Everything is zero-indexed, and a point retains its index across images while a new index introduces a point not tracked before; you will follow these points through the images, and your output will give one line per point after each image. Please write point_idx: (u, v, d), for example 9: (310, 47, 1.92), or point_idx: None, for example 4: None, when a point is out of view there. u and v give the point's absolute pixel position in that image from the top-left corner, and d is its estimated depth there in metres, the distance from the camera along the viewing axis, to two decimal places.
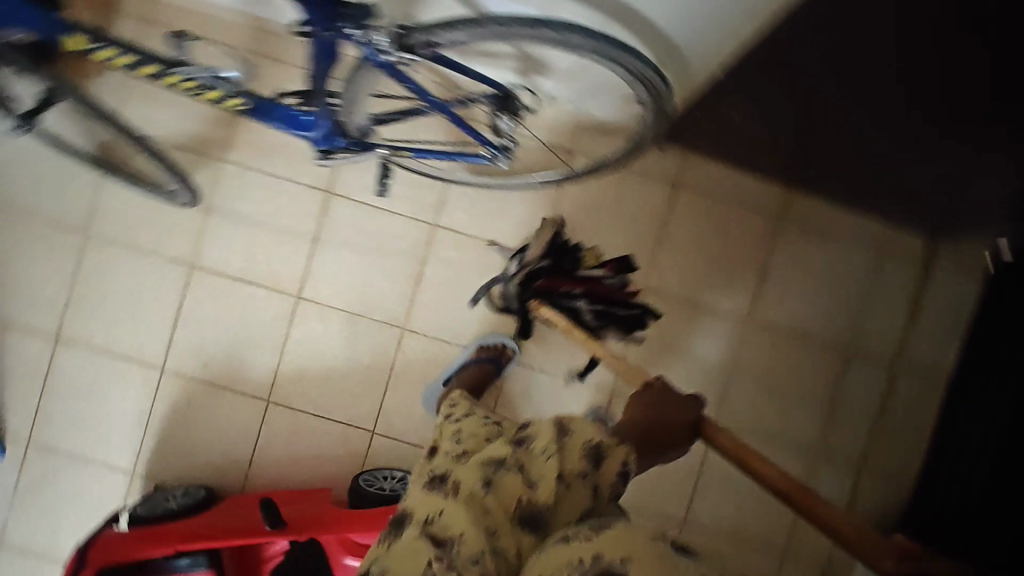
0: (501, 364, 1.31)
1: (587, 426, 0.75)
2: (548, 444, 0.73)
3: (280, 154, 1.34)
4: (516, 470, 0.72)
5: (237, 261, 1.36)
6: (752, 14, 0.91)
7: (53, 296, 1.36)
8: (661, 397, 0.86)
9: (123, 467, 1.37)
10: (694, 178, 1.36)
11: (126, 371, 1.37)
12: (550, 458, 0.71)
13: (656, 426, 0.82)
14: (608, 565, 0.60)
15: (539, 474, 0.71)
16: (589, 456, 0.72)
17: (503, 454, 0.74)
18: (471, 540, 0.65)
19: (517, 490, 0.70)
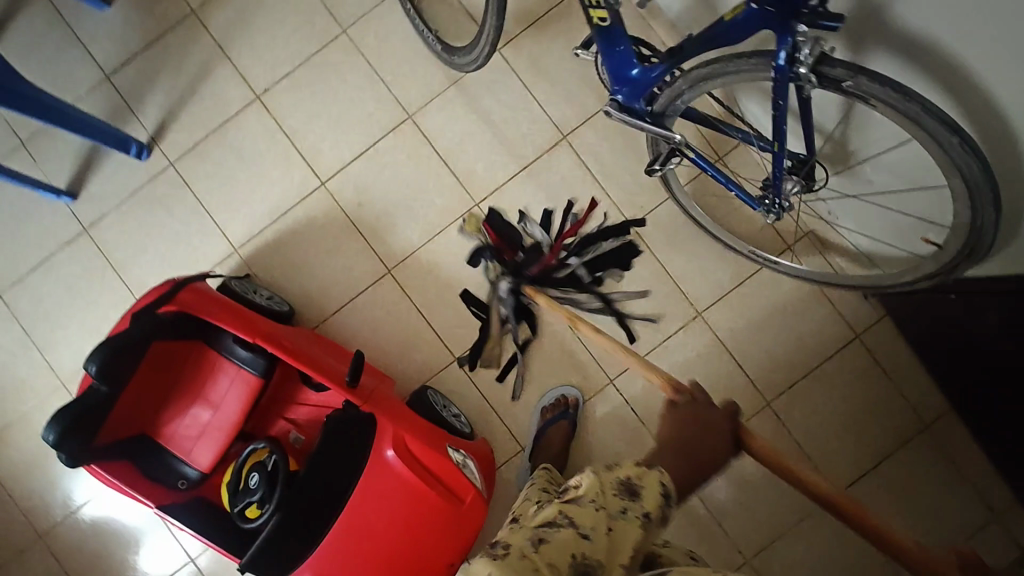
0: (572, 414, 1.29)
1: (631, 470, 0.68)
2: (597, 492, 0.63)
3: (549, 78, 1.34)
4: (568, 524, 0.60)
5: (447, 138, 1.35)
6: None
7: (277, 63, 1.36)
8: (700, 411, 0.89)
9: (231, 239, 1.35)
10: (874, 341, 1.33)
11: (291, 163, 1.36)
12: (598, 508, 0.62)
13: (689, 453, 0.83)
14: None
15: (586, 524, 0.60)
16: (625, 493, 0.65)
17: (551, 514, 0.62)
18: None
19: (573, 547, 0.58)
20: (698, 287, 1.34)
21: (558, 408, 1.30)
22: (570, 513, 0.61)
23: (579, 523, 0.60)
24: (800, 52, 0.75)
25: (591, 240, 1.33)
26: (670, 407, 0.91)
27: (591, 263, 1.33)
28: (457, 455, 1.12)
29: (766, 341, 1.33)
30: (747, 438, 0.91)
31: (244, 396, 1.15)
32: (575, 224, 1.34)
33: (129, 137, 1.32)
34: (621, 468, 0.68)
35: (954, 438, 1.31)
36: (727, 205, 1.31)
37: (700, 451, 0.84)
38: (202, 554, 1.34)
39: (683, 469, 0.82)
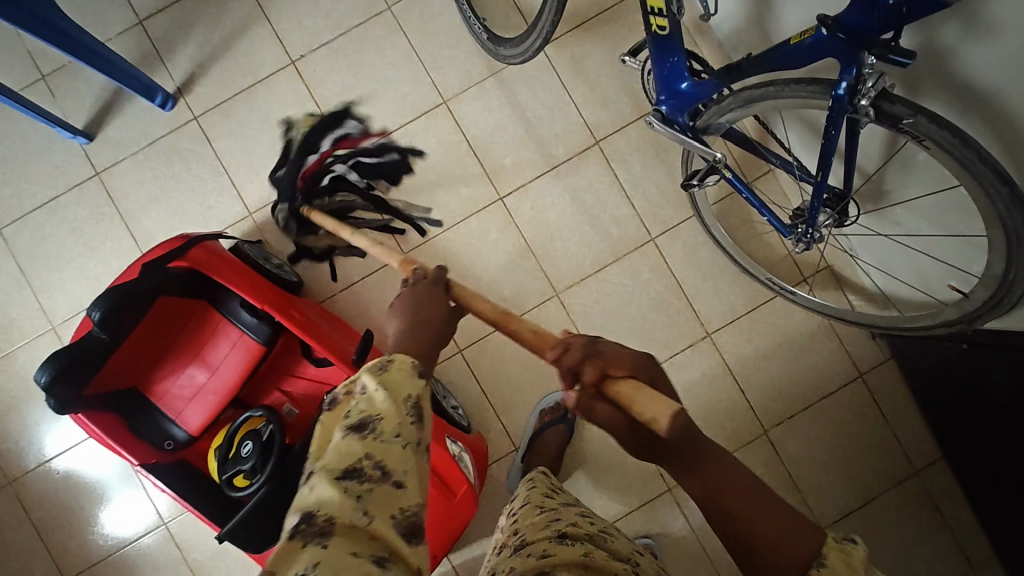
0: (570, 421, 1.27)
1: (409, 373, 0.61)
2: (398, 424, 0.56)
3: (589, 82, 1.33)
4: (379, 478, 0.54)
5: (479, 129, 1.33)
6: None
7: (317, 30, 1.34)
8: (417, 294, 0.74)
9: (246, 202, 1.32)
10: (876, 383, 1.33)
11: (318, 133, 1.33)
12: (405, 446, 0.56)
13: (416, 321, 0.70)
14: None
15: (400, 470, 0.55)
16: (417, 414, 0.59)
17: (355, 456, 0.55)
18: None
19: (386, 503, 0.54)
20: (710, 308, 1.34)
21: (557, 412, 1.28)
22: (382, 462, 0.55)
23: (393, 472, 0.55)
24: (863, 84, 0.76)
25: (360, 154, 1.33)
26: (397, 295, 0.76)
27: (360, 171, 1.33)
28: (453, 447, 1.10)
29: (770, 369, 1.33)
30: (456, 290, 0.75)
31: (243, 362, 1.12)
32: (344, 136, 1.34)
33: (156, 86, 1.29)
34: (394, 368, 0.61)
35: (943, 487, 1.32)
36: (748, 230, 1.32)
37: (433, 322, 0.70)
38: (175, 518, 1.30)
39: (427, 347, 0.68)
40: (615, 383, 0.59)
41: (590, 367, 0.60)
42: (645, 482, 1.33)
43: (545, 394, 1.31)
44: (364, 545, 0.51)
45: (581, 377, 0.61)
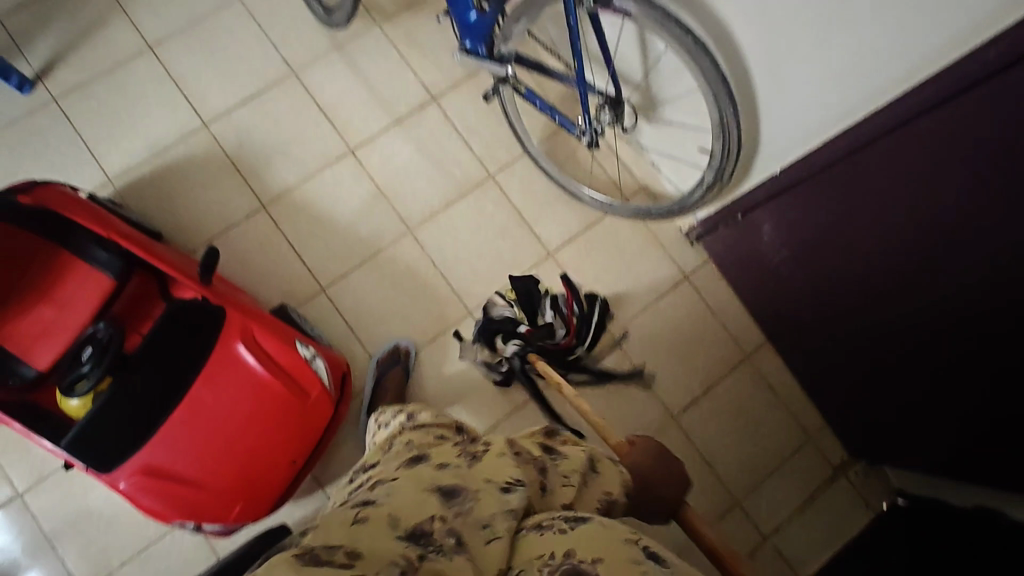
0: (405, 365, 1.36)
1: (620, 478, 0.70)
2: (574, 470, 0.67)
3: (422, 50, 1.54)
4: (534, 469, 0.65)
5: (328, 94, 1.50)
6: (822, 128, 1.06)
7: (173, 19, 1.49)
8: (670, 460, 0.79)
9: (108, 171, 1.41)
10: (700, 282, 1.51)
11: (177, 106, 1.45)
12: (570, 483, 0.66)
13: (648, 478, 0.77)
14: (575, 565, 0.52)
15: (553, 486, 0.65)
16: (605, 507, 0.67)
17: (536, 452, 0.68)
18: (479, 538, 0.54)
19: (530, 482, 0.63)
20: (550, 231, 1.50)
21: (391, 356, 1.37)
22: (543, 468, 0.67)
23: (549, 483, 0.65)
24: None
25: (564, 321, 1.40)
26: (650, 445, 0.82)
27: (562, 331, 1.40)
28: (307, 352, 1.16)
29: (608, 279, 1.49)
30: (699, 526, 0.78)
31: (95, 295, 1.17)
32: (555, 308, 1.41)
33: (13, 69, 1.38)
34: (617, 469, 0.72)
35: (772, 365, 1.49)
36: (571, 160, 1.51)
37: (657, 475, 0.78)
38: (31, 488, 1.27)
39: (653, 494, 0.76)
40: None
41: None
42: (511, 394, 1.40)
43: (382, 343, 1.40)
44: (498, 477, 0.61)
45: None
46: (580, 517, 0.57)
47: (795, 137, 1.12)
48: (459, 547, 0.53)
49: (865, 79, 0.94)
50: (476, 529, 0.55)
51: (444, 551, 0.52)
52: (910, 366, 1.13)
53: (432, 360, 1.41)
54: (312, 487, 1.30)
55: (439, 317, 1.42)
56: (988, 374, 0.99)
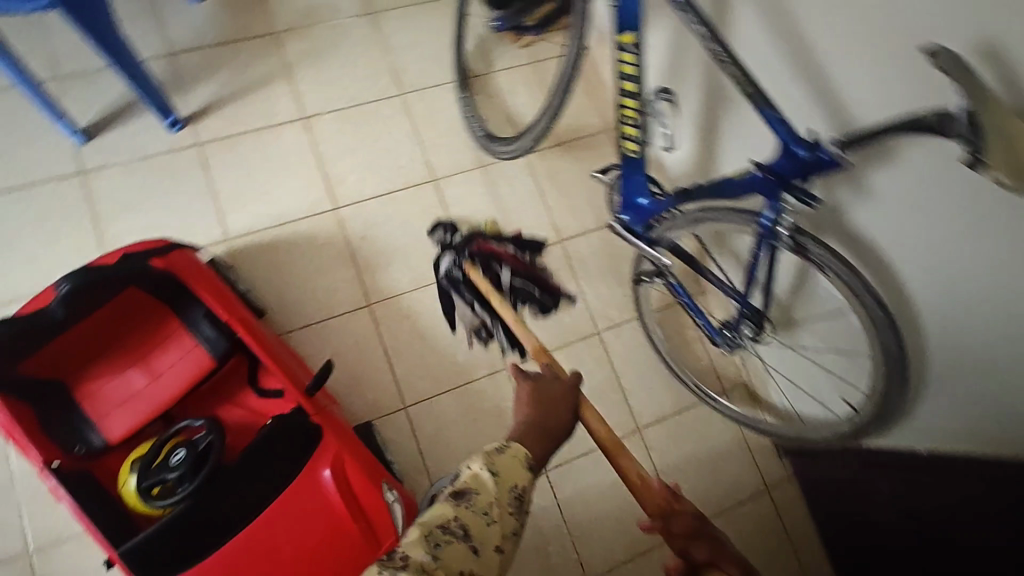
0: None
1: (516, 461, 0.70)
2: (488, 504, 0.65)
3: (562, 191, 1.54)
4: (458, 538, 0.62)
5: (462, 209, 1.49)
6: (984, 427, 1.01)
7: (335, 98, 1.50)
8: (548, 390, 0.82)
9: (227, 229, 1.37)
10: (781, 498, 1.41)
11: (314, 182, 1.44)
12: (491, 521, 0.65)
13: (540, 426, 0.78)
14: None
15: (480, 539, 0.63)
16: (517, 501, 0.68)
17: (445, 516, 0.64)
18: None
19: (462, 557, 0.61)
20: (642, 404, 1.45)
21: None
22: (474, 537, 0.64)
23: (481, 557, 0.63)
24: (782, 216, 0.96)
25: (527, 274, 1.31)
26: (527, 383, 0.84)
27: (517, 285, 1.29)
28: (390, 496, 1.06)
29: (688, 470, 1.42)
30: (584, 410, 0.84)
31: (189, 375, 1.10)
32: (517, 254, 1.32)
33: (170, 107, 1.38)
34: (507, 455, 0.71)
35: None
36: (683, 340, 1.47)
37: (547, 425, 0.78)
38: (44, 551, 1.15)
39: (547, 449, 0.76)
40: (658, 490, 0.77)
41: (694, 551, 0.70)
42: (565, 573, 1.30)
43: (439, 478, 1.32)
44: None
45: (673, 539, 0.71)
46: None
47: (955, 426, 1.07)
48: None
49: None
50: None
51: None
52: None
53: None
54: None
55: None
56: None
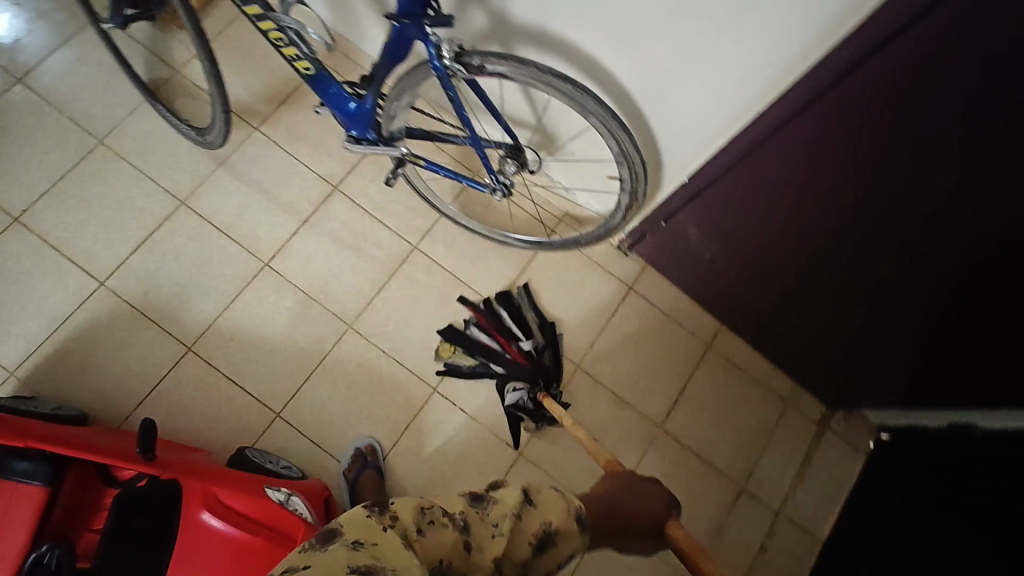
0: (373, 464, 1.30)
1: (559, 504, 0.73)
2: (502, 515, 0.68)
3: (308, 141, 1.50)
4: (501, 517, 0.67)
5: (226, 213, 1.43)
6: (712, 131, 1.09)
7: (35, 182, 1.39)
8: (641, 497, 0.87)
9: (6, 364, 1.28)
10: (646, 288, 1.54)
11: (65, 272, 1.35)
12: (515, 530, 0.67)
13: (618, 508, 0.84)
14: (549, 531, 0.69)
15: (475, 541, 0.65)
16: (539, 540, 0.69)
17: (482, 514, 0.68)
18: (491, 537, 0.66)
19: (525, 536, 0.68)
20: (491, 284, 1.49)
21: (358, 461, 1.30)
22: (522, 513, 0.69)
23: (539, 508, 0.71)
24: (443, 48, 0.98)
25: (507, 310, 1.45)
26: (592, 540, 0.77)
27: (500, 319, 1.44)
28: (279, 496, 1.11)
29: (557, 312, 1.50)
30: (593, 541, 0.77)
31: (31, 512, 1.02)
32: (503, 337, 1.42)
33: None
34: (539, 499, 0.72)
35: (733, 346, 1.54)
36: (489, 207, 1.50)
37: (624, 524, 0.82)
38: None
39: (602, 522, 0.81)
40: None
41: None
42: (498, 459, 1.37)
43: (343, 449, 1.34)
44: (509, 533, 0.67)
45: None
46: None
47: (692, 148, 1.15)
48: (535, 536, 0.69)
49: (748, 81, 0.98)
50: (492, 525, 0.67)
51: (483, 523, 0.67)
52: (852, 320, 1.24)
53: (413, 448, 1.36)
54: None
55: (405, 404, 1.38)
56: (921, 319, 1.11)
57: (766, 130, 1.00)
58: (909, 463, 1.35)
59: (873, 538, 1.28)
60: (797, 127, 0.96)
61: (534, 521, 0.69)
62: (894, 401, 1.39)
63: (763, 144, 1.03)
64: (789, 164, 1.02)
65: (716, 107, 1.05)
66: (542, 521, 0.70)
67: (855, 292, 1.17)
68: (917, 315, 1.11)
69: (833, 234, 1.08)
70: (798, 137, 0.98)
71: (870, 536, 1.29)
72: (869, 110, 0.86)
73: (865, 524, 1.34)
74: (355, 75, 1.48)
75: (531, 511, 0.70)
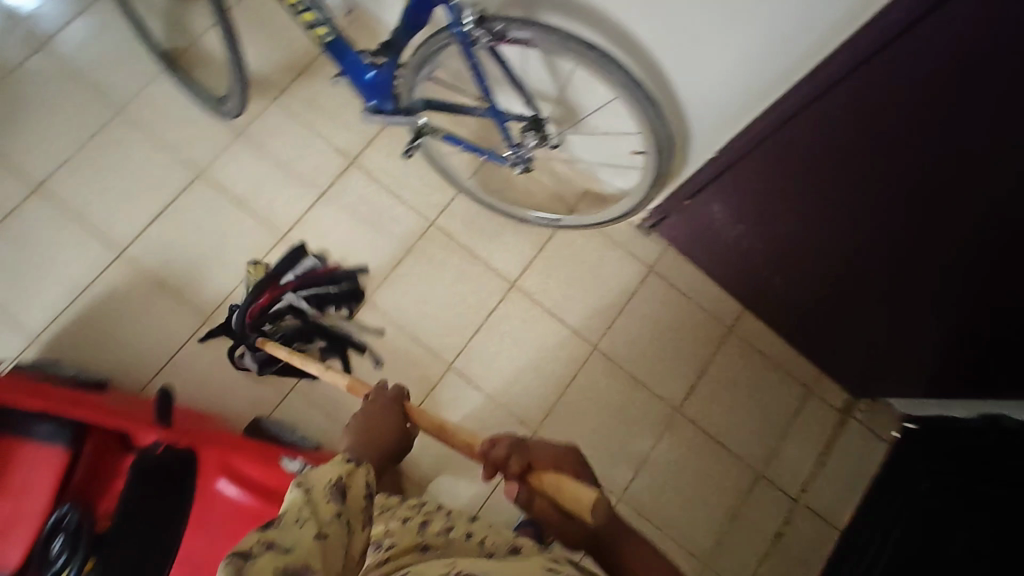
0: None
1: (328, 463, 0.65)
2: (299, 508, 0.58)
3: (326, 114, 1.48)
4: (303, 511, 0.58)
5: (243, 184, 1.42)
6: (744, 103, 1.05)
7: (57, 150, 1.39)
8: (377, 411, 0.81)
9: (28, 330, 1.30)
10: (666, 269, 1.50)
11: (84, 240, 1.35)
12: (321, 506, 0.59)
13: (368, 432, 0.77)
14: (338, 482, 0.63)
15: (290, 542, 0.54)
16: (338, 494, 0.62)
17: (275, 531, 0.55)
18: (310, 533, 0.56)
19: (331, 501, 0.60)
20: (507, 262, 1.46)
21: None
22: (308, 499, 0.59)
23: (316, 480, 0.62)
24: (463, 14, 0.95)
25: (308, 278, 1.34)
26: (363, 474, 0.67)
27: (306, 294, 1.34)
28: (293, 464, 1.11)
29: (574, 292, 1.47)
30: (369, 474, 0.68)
31: (50, 475, 1.04)
32: (267, 283, 1.31)
33: None
34: (315, 477, 0.63)
35: (756, 331, 1.50)
36: (508, 184, 1.48)
37: (382, 436, 0.77)
38: None
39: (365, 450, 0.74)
40: (539, 475, 0.72)
41: (516, 457, 0.73)
42: None
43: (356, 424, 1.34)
44: (324, 515, 0.58)
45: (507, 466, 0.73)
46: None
47: (722, 121, 1.10)
48: (338, 497, 0.61)
49: (783, 48, 0.93)
50: (291, 524, 0.56)
51: (279, 529, 0.55)
52: (879, 306, 1.19)
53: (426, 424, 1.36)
54: None
55: (419, 380, 1.38)
56: (953, 306, 1.06)
57: (800, 102, 0.95)
58: (933, 453, 1.31)
59: (894, 530, 1.25)
60: (832, 101, 0.91)
61: (328, 485, 0.62)
62: (921, 392, 1.34)
63: (795, 120, 0.98)
64: (820, 140, 0.97)
65: (748, 76, 1.00)
66: (332, 483, 0.62)
67: (883, 278, 1.12)
68: (952, 301, 1.06)
69: (861, 215, 1.03)
70: (832, 113, 0.92)
71: (889, 528, 1.26)
72: (909, 78, 0.80)
73: (886, 513, 1.31)
74: (373, 45, 1.45)
75: (321, 488, 0.61)
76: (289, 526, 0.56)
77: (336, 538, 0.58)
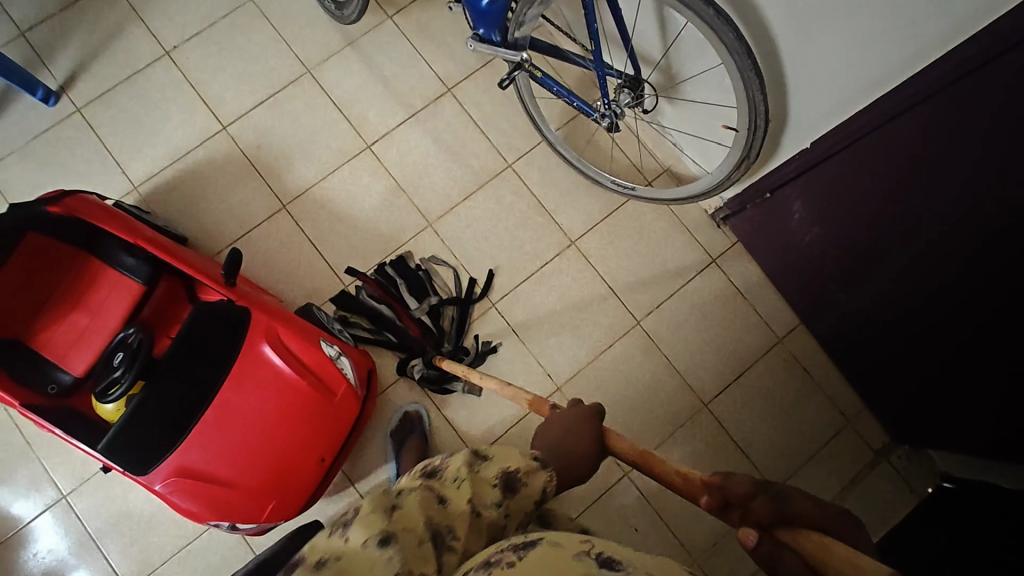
0: (417, 425, 1.32)
1: (513, 450, 0.69)
2: (459, 469, 0.65)
3: (434, 40, 1.52)
4: (461, 479, 0.64)
5: (344, 90, 1.49)
6: (854, 94, 1.01)
7: (190, 22, 1.50)
8: (569, 419, 0.81)
9: (132, 177, 1.43)
10: (729, 264, 1.47)
11: (196, 110, 1.47)
12: (483, 483, 0.64)
13: (557, 443, 0.77)
14: (511, 471, 0.66)
15: (449, 496, 0.63)
16: (505, 483, 0.65)
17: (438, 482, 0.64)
18: (462, 499, 0.62)
19: (493, 480, 0.65)
20: (572, 219, 1.47)
21: (406, 424, 1.33)
22: (476, 466, 0.66)
23: (493, 457, 0.67)
24: None
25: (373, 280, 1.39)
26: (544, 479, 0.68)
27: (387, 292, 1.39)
28: (330, 350, 1.17)
29: (631, 265, 1.46)
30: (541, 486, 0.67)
31: (126, 301, 1.16)
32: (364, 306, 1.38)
33: (38, 81, 1.41)
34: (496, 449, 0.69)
35: (807, 348, 1.45)
36: (591, 143, 1.48)
37: (570, 450, 0.76)
38: (74, 490, 1.31)
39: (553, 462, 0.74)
40: (796, 531, 0.60)
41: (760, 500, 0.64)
42: (535, 386, 1.39)
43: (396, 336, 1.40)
44: (486, 493, 0.64)
45: (751, 507, 0.64)
46: (528, 544, 0.56)
47: (831, 104, 1.05)
48: (503, 481, 0.65)
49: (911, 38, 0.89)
50: (450, 484, 0.64)
51: (441, 481, 0.64)
52: (947, 344, 1.12)
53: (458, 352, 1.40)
54: (343, 483, 1.32)
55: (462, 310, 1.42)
56: None
57: (935, 84, 0.89)
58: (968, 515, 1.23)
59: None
60: (973, 84, 0.85)
61: (502, 466, 0.66)
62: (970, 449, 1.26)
63: (926, 103, 0.92)
64: (943, 129, 0.91)
65: (865, 66, 0.96)
66: (501, 467, 0.66)
67: (965, 307, 1.05)
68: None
69: (964, 228, 0.96)
70: (973, 96, 0.86)
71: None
72: None
73: (894, 563, 1.24)
74: None
75: (488, 463, 0.67)
76: (449, 490, 0.63)
77: (486, 521, 0.63)
